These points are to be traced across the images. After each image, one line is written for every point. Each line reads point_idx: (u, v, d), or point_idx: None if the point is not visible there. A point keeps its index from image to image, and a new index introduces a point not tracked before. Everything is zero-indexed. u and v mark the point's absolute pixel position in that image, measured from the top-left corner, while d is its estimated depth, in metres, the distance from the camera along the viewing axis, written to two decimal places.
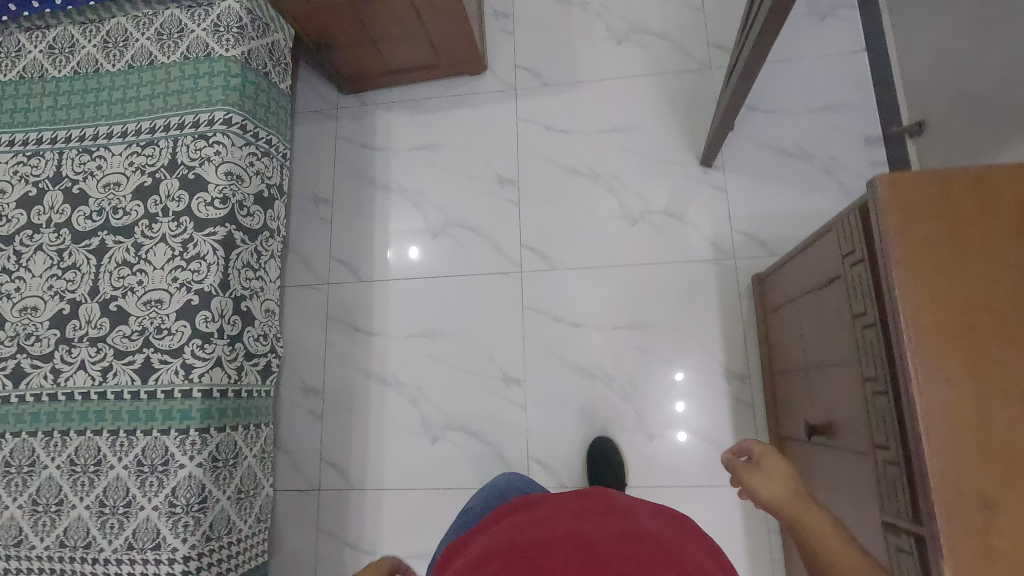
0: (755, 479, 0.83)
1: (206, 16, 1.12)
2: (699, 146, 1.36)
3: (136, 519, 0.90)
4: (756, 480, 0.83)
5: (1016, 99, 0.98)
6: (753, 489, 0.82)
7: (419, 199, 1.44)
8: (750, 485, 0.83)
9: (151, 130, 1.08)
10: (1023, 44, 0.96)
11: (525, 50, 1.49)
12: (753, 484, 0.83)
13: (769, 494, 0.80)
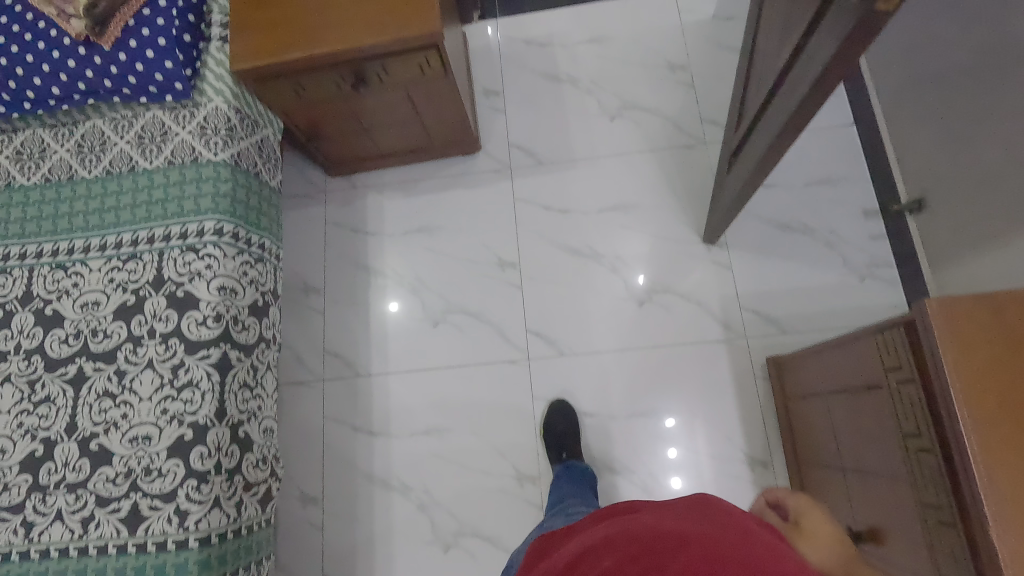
0: (799, 540, 0.68)
1: (191, 118, 1.06)
2: (701, 222, 1.36)
3: None
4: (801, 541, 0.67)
5: (1007, 190, 1.00)
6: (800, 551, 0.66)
7: (417, 285, 1.39)
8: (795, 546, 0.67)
9: (133, 242, 1.00)
10: (1008, 138, 0.98)
11: (518, 129, 1.47)
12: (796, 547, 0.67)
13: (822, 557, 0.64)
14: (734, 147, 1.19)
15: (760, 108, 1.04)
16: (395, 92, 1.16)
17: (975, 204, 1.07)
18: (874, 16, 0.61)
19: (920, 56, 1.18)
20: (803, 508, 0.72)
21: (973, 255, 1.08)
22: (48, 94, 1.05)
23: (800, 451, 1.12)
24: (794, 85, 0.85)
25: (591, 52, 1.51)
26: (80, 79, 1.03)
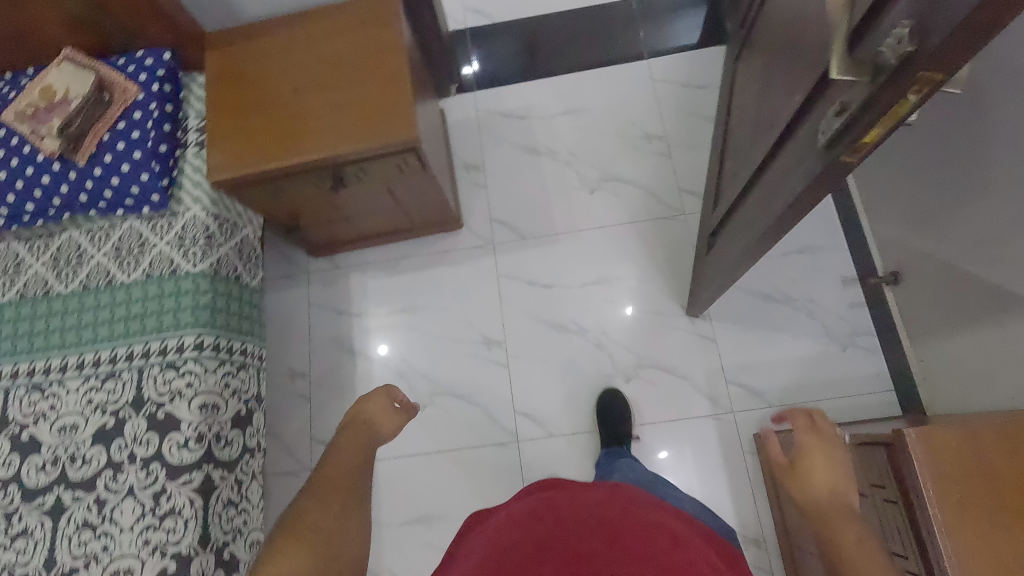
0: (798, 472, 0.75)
1: (169, 228, 1.05)
2: (684, 295, 1.37)
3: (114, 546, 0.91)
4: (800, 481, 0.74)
5: (968, 274, 1.01)
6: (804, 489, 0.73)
7: (402, 367, 1.38)
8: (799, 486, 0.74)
9: (112, 360, 0.99)
10: (966, 224, 1.00)
11: (498, 204, 1.48)
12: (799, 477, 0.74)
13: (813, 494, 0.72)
14: (713, 227, 1.20)
15: (736, 200, 1.05)
16: (374, 188, 1.17)
17: (943, 286, 1.09)
18: (841, 164, 0.62)
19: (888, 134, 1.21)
20: (810, 445, 0.77)
21: (950, 334, 1.09)
22: (23, 210, 1.04)
23: (792, 534, 1.12)
24: (768, 196, 0.87)
25: (568, 124, 1.53)
26: (55, 194, 1.03)
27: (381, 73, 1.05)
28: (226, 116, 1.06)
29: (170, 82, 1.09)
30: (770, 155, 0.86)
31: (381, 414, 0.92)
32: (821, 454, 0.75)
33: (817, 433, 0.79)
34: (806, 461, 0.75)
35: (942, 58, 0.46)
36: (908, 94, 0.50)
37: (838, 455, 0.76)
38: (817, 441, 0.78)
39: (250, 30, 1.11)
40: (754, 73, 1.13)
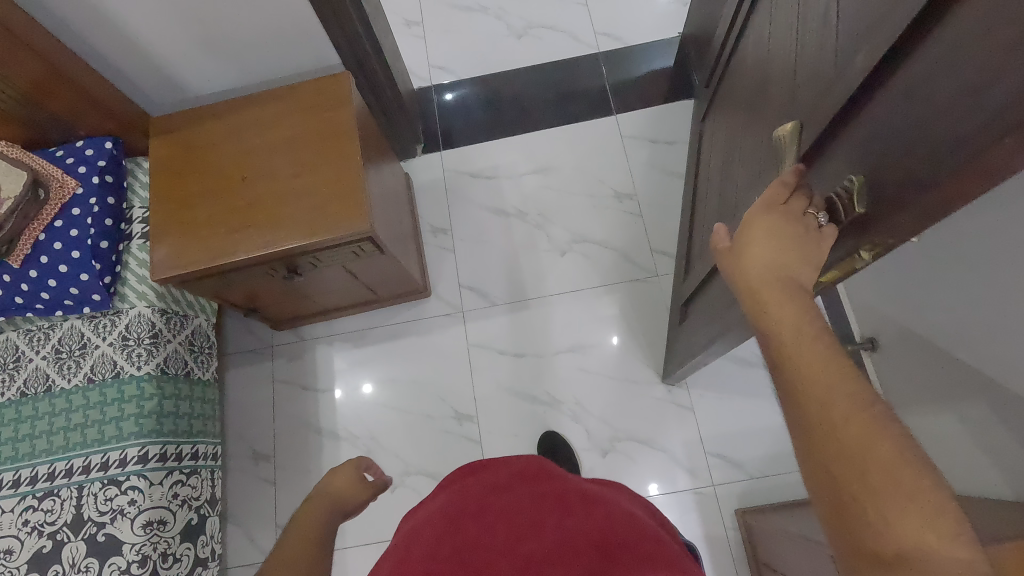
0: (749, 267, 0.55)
1: (112, 327, 1.00)
2: (660, 361, 1.33)
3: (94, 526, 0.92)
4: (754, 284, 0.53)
5: (946, 353, 0.98)
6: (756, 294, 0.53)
7: (371, 445, 1.33)
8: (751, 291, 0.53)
9: (50, 476, 0.93)
10: (939, 303, 0.98)
11: (467, 269, 1.44)
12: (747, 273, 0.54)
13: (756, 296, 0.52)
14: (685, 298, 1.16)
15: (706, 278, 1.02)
16: (332, 270, 1.12)
17: (921, 358, 1.06)
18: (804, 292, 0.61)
19: None
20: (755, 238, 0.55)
21: (928, 409, 1.06)
22: None
23: None
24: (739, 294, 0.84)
25: (537, 183, 1.50)
26: None
27: (335, 158, 1.01)
28: (172, 207, 1.01)
29: (112, 172, 1.04)
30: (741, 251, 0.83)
31: (348, 488, 0.76)
32: (764, 243, 0.54)
33: (782, 228, 0.53)
34: (784, 346, 0.49)
35: (888, 231, 0.46)
36: (856, 250, 0.51)
37: (790, 235, 0.53)
38: (783, 233, 0.53)
39: (204, 114, 1.07)
40: (721, 144, 1.10)
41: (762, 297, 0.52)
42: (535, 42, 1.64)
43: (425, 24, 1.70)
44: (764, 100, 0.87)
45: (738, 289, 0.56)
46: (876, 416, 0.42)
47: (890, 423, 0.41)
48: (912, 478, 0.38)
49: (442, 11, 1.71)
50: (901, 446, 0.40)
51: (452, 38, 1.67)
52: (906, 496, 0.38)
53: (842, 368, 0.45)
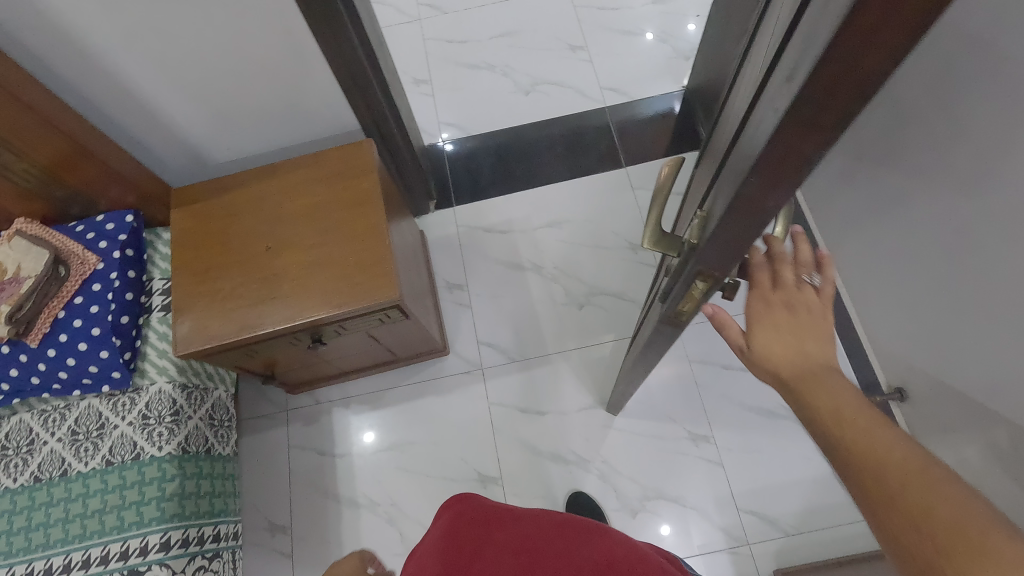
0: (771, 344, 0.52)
1: (131, 406, 0.97)
2: (686, 414, 1.31)
3: None
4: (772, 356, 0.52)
5: (981, 402, 0.98)
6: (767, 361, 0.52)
7: (393, 512, 1.28)
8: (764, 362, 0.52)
9: (65, 568, 0.88)
10: (973, 352, 0.97)
11: (485, 324, 1.43)
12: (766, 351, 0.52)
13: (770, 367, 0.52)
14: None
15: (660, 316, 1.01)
16: (356, 337, 1.10)
17: (954, 408, 1.05)
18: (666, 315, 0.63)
19: (880, 250, 1.20)
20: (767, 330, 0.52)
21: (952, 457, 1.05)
22: None
23: None
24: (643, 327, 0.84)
25: (552, 236, 1.50)
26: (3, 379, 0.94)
27: (358, 224, 1.02)
28: (197, 277, 1.00)
29: (132, 245, 1.03)
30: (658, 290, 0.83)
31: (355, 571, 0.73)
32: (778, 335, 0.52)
33: (789, 320, 0.51)
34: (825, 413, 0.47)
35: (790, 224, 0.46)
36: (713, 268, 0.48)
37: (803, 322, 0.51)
38: (800, 323, 0.51)
39: (224, 184, 1.07)
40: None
41: (810, 392, 0.49)
42: (542, 98, 1.68)
43: (433, 82, 1.73)
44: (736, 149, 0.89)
45: (776, 388, 0.53)
46: (935, 480, 0.40)
47: (946, 485, 0.39)
48: (997, 543, 0.35)
49: (450, 69, 1.75)
50: (965, 506, 0.38)
51: (461, 95, 1.70)
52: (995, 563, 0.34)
53: (890, 439, 0.44)
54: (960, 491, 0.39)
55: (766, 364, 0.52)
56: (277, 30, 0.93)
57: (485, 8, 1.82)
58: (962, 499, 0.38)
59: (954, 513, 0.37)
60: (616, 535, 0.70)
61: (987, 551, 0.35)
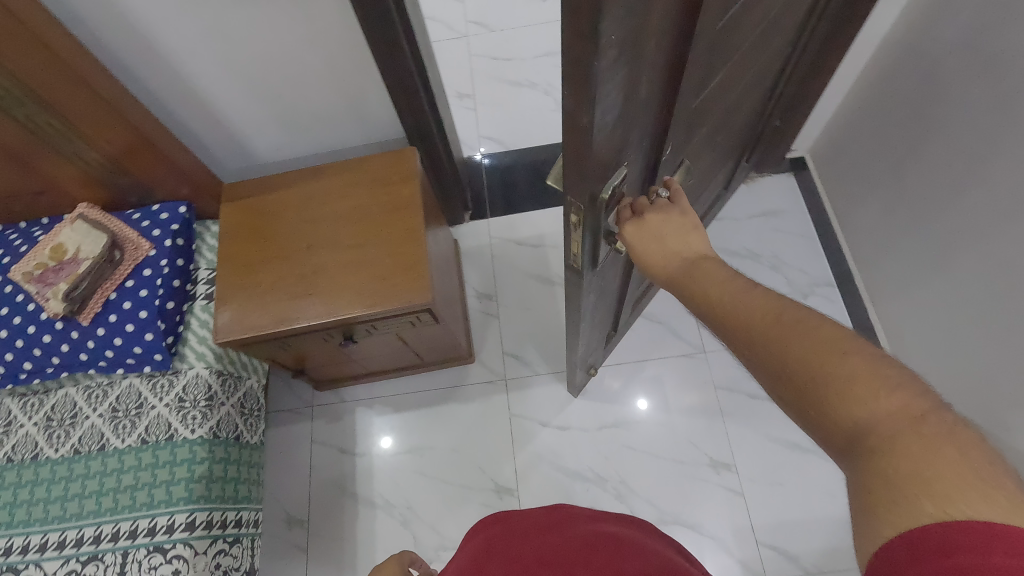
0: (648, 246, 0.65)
1: (169, 388, 1.01)
2: (709, 441, 1.29)
3: (137, 562, 0.90)
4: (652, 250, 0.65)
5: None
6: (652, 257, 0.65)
7: (408, 515, 1.29)
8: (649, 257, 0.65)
9: (95, 539, 0.92)
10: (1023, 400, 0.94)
11: (511, 335, 1.44)
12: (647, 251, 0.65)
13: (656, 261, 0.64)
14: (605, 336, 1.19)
15: (609, 308, 1.05)
16: (386, 338, 1.12)
17: None
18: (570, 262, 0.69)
19: (924, 288, 1.18)
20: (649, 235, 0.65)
21: None
22: (19, 367, 1.01)
23: None
24: (593, 312, 0.90)
25: None
26: (55, 352, 1.00)
27: (395, 227, 1.05)
28: (242, 270, 1.04)
29: (183, 235, 1.08)
30: (608, 277, 0.88)
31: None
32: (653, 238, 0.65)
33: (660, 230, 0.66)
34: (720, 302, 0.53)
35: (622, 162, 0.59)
36: (599, 209, 0.59)
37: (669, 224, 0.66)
38: (666, 228, 0.66)
39: (272, 182, 1.12)
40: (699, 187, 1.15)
41: (687, 278, 0.61)
42: None
43: (476, 97, 1.77)
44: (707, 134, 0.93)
45: (658, 283, 0.66)
46: (791, 323, 0.45)
47: (800, 325, 0.45)
48: (838, 363, 0.41)
49: (493, 85, 1.79)
50: (817, 339, 0.43)
51: (502, 110, 1.74)
52: (839, 384, 0.40)
53: (758, 297, 0.50)
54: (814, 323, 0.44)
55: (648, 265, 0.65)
56: (338, 37, 0.97)
57: (531, 29, 1.86)
58: (816, 330, 0.43)
59: (812, 346, 0.43)
60: (631, 542, 0.71)
61: (833, 376, 0.40)
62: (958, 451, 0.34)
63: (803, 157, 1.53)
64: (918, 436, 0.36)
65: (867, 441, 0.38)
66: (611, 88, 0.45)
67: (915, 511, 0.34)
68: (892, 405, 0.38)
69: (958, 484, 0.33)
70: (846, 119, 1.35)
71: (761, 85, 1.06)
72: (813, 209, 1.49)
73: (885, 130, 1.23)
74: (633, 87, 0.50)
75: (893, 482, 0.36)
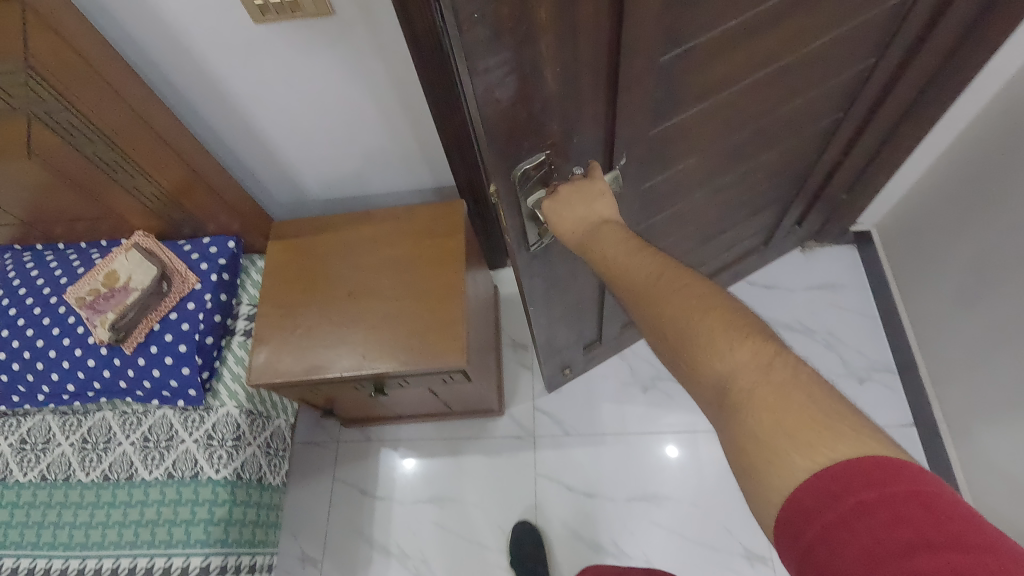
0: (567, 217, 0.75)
1: (200, 424, 1.01)
2: (744, 528, 1.21)
3: None
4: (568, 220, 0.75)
5: None
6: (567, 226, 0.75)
7: (421, 568, 1.26)
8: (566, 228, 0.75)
9: (113, 572, 0.92)
10: None
11: (543, 390, 1.40)
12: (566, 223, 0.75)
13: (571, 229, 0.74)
14: (582, 341, 1.28)
15: (578, 311, 1.15)
16: (416, 390, 1.10)
17: None
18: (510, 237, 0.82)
19: (998, 391, 1.08)
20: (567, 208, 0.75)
21: None
22: (62, 389, 1.03)
23: None
24: (541, 298, 1.02)
25: None
26: (96, 378, 1.02)
27: (436, 281, 1.04)
28: (283, 317, 1.04)
29: (229, 269, 1.10)
30: (560, 271, 1.00)
31: None
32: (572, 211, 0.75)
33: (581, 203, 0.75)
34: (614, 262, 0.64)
35: (540, 150, 0.70)
36: (516, 184, 0.72)
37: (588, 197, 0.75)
38: (579, 198, 0.75)
39: (319, 224, 1.12)
40: (702, 212, 1.17)
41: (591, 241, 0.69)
42: None
43: None
44: (694, 159, 0.98)
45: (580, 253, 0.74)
46: (672, 281, 0.55)
47: (678, 283, 0.55)
48: (701, 320, 0.49)
49: None
50: (696, 300, 0.52)
51: None
52: (706, 337, 0.48)
53: (641, 255, 0.61)
54: (695, 287, 0.54)
55: (568, 237, 0.74)
56: (395, 91, 0.98)
57: None
58: (693, 296, 0.52)
59: (684, 307, 0.52)
60: None
61: (699, 332, 0.49)
62: (793, 386, 0.43)
63: (869, 232, 1.45)
64: (768, 382, 0.44)
65: (729, 384, 0.46)
66: (493, 64, 0.54)
67: (786, 459, 0.41)
68: (745, 352, 0.46)
69: (808, 427, 0.41)
70: (920, 197, 1.27)
71: (792, 137, 1.06)
72: (875, 285, 1.41)
73: (968, 211, 1.14)
74: (531, 70, 0.59)
75: (749, 425, 0.43)
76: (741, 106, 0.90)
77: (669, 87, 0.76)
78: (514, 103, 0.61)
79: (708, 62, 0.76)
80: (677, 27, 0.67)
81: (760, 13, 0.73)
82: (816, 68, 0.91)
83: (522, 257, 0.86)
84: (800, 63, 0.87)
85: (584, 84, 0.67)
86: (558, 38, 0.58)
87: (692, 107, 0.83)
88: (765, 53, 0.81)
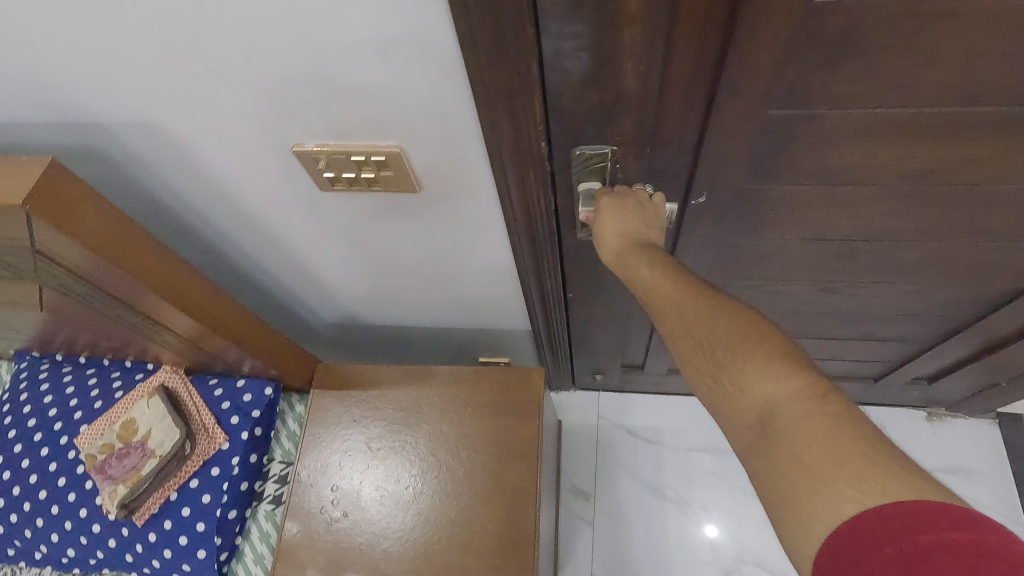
0: (609, 214, 0.58)
1: None
2: None
3: None
4: (612, 215, 0.58)
5: None
6: (610, 221, 0.58)
7: None
8: (606, 221, 0.58)
9: None
10: None
11: (606, 557, 1.21)
12: (603, 218, 0.59)
13: (615, 225, 0.58)
14: (622, 359, 1.17)
15: (625, 334, 1.03)
16: None
17: None
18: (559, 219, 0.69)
19: None
20: (612, 209, 0.59)
21: None
22: (61, 552, 0.89)
23: None
24: (582, 301, 0.90)
25: (708, 465, 1.27)
26: (100, 547, 0.88)
27: (510, 479, 0.86)
28: (310, 491, 0.88)
29: (263, 422, 0.93)
30: (612, 293, 0.87)
31: None
32: (614, 212, 0.58)
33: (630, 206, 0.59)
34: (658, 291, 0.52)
35: (612, 142, 0.57)
36: (571, 165, 0.60)
37: (636, 207, 0.59)
38: (631, 203, 0.59)
39: (367, 375, 0.95)
40: (798, 311, 0.96)
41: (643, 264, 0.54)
42: None
43: None
44: (805, 258, 0.79)
45: (611, 263, 0.59)
46: (724, 308, 0.48)
47: (724, 300, 0.49)
48: (754, 351, 0.44)
49: None
50: (744, 326, 0.46)
51: None
52: (759, 369, 0.43)
53: (693, 280, 0.51)
54: (744, 313, 0.47)
55: (602, 232, 0.58)
56: (476, 251, 0.81)
57: None
58: (743, 322, 0.46)
59: (732, 334, 0.45)
60: None
61: (754, 365, 0.43)
62: (863, 437, 0.38)
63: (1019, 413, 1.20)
64: (830, 424, 0.39)
65: (780, 420, 0.41)
66: (569, 35, 0.46)
67: (832, 490, 0.37)
68: (800, 385, 0.41)
69: (850, 457, 0.37)
70: None
71: (945, 289, 0.85)
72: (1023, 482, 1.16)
73: None
74: (612, 63, 0.49)
75: (792, 452, 0.40)
76: (883, 232, 0.71)
77: (780, 151, 0.58)
78: (587, 87, 0.51)
79: (858, 142, 0.56)
80: (808, 87, 0.50)
81: (957, 117, 0.52)
82: (1015, 223, 0.67)
83: (568, 239, 0.73)
84: (997, 202, 0.63)
85: (671, 116, 0.54)
86: (649, 39, 0.46)
87: (813, 188, 0.64)
88: (938, 188, 0.62)
